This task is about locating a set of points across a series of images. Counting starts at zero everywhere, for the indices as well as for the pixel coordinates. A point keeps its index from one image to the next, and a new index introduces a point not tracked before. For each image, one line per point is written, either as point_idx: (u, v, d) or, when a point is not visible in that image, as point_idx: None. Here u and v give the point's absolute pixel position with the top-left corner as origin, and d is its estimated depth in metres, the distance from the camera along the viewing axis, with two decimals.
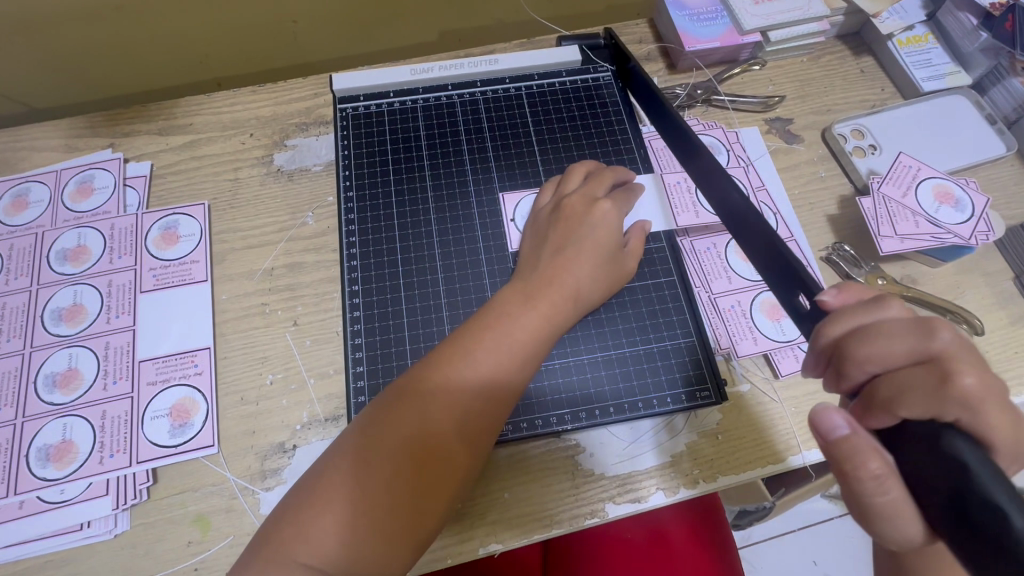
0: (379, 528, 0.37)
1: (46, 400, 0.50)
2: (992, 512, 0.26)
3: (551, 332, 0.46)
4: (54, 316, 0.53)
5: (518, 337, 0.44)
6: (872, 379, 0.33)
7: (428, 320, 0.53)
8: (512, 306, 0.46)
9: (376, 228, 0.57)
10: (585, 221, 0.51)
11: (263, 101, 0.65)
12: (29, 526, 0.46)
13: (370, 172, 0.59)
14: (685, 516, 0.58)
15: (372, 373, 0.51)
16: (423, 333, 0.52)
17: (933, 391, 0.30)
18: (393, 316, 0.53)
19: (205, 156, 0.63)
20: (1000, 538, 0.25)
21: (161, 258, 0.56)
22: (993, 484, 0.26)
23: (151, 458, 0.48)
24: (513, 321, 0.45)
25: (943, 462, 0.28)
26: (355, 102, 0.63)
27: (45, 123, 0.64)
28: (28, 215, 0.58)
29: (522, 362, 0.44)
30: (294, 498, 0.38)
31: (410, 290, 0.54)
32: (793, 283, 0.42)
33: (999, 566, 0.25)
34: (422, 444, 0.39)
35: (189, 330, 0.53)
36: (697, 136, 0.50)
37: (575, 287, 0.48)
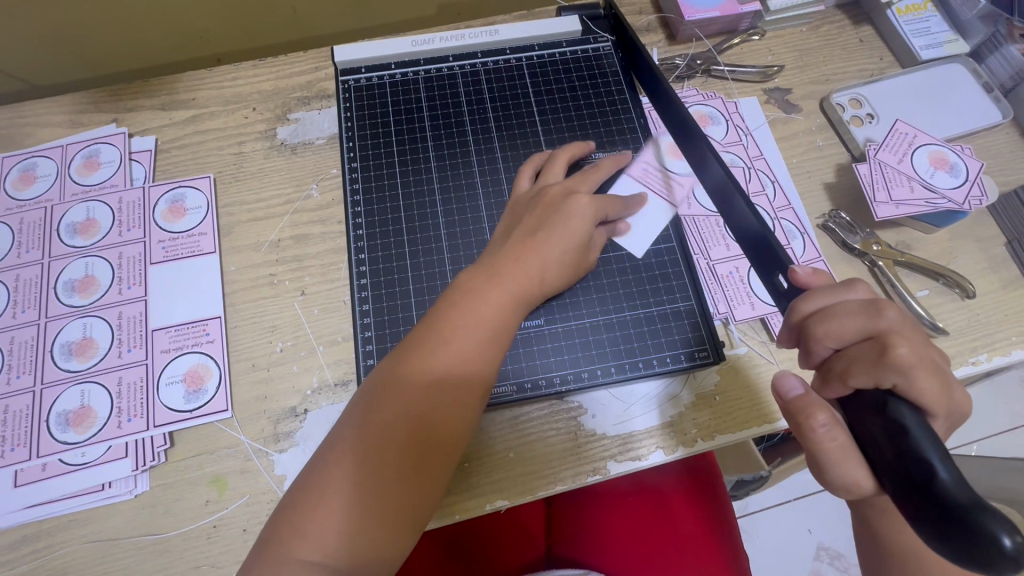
0: (376, 516, 0.39)
1: (63, 367, 0.51)
2: (924, 467, 0.29)
3: (516, 307, 0.47)
4: (68, 287, 0.54)
5: (485, 317, 0.45)
6: (826, 352, 0.36)
7: (434, 286, 0.54)
8: (476, 286, 0.46)
9: (380, 199, 0.58)
10: (560, 211, 0.50)
11: (264, 76, 0.65)
12: (52, 487, 0.47)
13: (374, 143, 0.60)
14: (684, 476, 0.60)
15: (381, 339, 0.52)
16: (429, 300, 0.54)
17: (871, 363, 0.33)
18: (399, 284, 0.54)
19: (208, 129, 0.63)
20: (930, 485, 0.28)
21: (169, 230, 0.57)
22: (928, 443, 0.30)
23: (168, 422, 0.50)
24: (481, 305, 0.45)
25: (888, 424, 0.32)
26: (357, 74, 0.63)
27: (49, 98, 0.64)
28: (36, 189, 0.58)
29: (492, 341, 0.45)
30: (294, 495, 0.40)
31: (415, 258, 0.55)
32: (776, 262, 0.43)
33: (927, 506, 0.28)
34: (404, 431, 0.41)
35: (199, 299, 0.55)
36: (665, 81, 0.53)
37: (542, 268, 0.48)
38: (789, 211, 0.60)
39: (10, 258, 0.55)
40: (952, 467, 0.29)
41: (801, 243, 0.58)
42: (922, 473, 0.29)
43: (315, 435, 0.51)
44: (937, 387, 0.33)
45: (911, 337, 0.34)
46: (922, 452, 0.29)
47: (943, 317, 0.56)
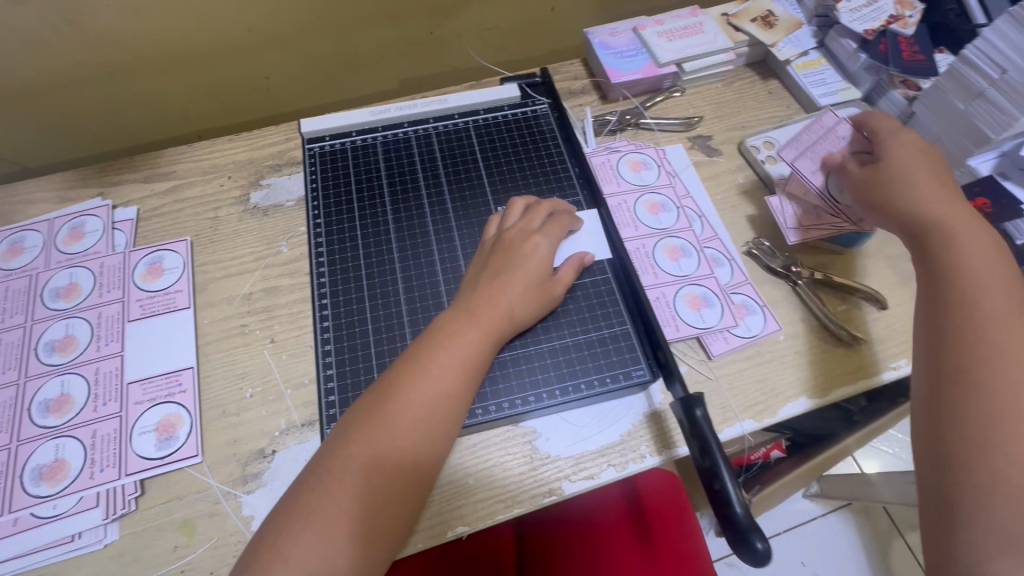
0: (355, 543, 0.42)
1: (39, 423, 0.54)
2: (728, 507, 0.42)
3: (491, 349, 0.52)
4: (48, 347, 0.58)
5: (466, 357, 0.50)
6: (892, 215, 0.53)
7: (391, 326, 0.58)
8: (459, 326, 0.51)
9: (343, 249, 0.63)
10: (519, 250, 0.57)
11: (240, 149, 0.73)
12: (23, 541, 0.49)
13: (337, 203, 0.66)
14: (659, 481, 0.69)
15: (342, 379, 0.56)
16: (386, 338, 0.58)
17: (920, 236, 0.50)
18: (360, 325, 0.59)
19: (187, 198, 0.69)
20: (729, 519, 0.42)
21: (147, 289, 0.62)
22: (734, 490, 0.43)
23: (140, 469, 0.52)
24: (459, 341, 0.50)
25: (706, 462, 0.45)
26: (323, 141, 0.70)
27: (40, 180, 0.70)
28: (24, 259, 0.63)
29: (469, 378, 0.50)
30: (276, 522, 0.42)
31: (374, 301, 0.60)
32: (655, 340, 0.55)
33: (727, 530, 0.42)
34: (396, 451, 0.45)
35: (175, 352, 0.58)
36: (586, 164, 0.67)
37: (510, 307, 0.54)
38: (714, 242, 0.66)
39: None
40: (745, 504, 0.42)
41: (728, 270, 0.64)
42: (728, 510, 0.42)
43: (282, 475, 0.53)
44: (988, 272, 0.46)
45: (967, 241, 0.48)
46: (728, 495, 0.42)
47: (861, 328, 0.61)
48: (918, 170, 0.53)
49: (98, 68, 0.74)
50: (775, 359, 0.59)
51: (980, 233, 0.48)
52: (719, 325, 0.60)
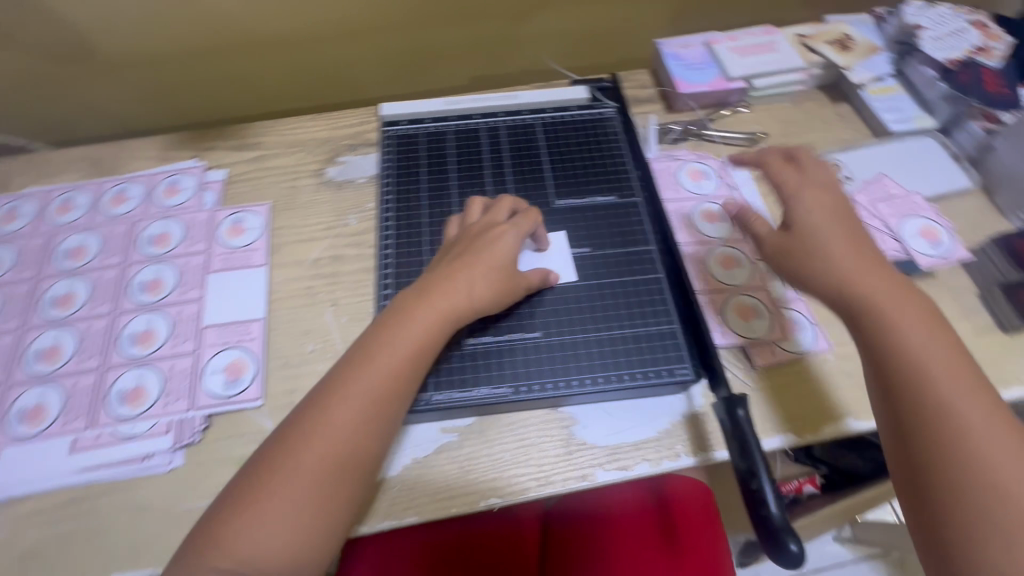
0: (295, 533, 0.45)
1: (126, 353, 0.59)
2: (762, 508, 0.42)
3: (437, 337, 0.52)
4: (139, 287, 0.64)
5: (400, 344, 0.51)
6: (808, 285, 0.53)
7: None
8: (410, 314, 0.52)
9: (409, 228, 0.66)
10: (484, 241, 0.56)
11: (321, 127, 0.79)
12: (103, 453, 0.54)
13: (406, 184, 0.68)
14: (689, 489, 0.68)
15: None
16: None
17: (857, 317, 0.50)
18: None
19: (270, 168, 0.75)
20: (762, 518, 0.42)
21: (228, 245, 0.67)
22: (770, 491, 0.43)
23: (208, 405, 0.57)
24: (403, 331, 0.52)
25: (746, 460, 0.45)
26: (398, 125, 0.72)
27: (145, 140, 0.78)
28: (126, 207, 0.70)
29: (410, 362, 0.51)
30: (223, 505, 0.46)
31: None
32: (702, 340, 0.56)
33: (759, 530, 0.42)
34: (328, 454, 0.47)
35: (248, 304, 0.63)
36: (644, 166, 0.67)
37: (468, 295, 0.54)
38: None
39: (98, 262, 0.66)
40: (781, 506, 0.42)
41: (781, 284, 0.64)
42: (764, 510, 0.42)
43: None
44: (946, 366, 0.46)
45: (908, 320, 0.48)
46: (765, 495, 0.43)
47: None
48: (828, 231, 0.54)
49: (204, 45, 0.81)
50: (822, 377, 0.58)
51: (914, 310, 0.49)
52: (765, 336, 0.60)
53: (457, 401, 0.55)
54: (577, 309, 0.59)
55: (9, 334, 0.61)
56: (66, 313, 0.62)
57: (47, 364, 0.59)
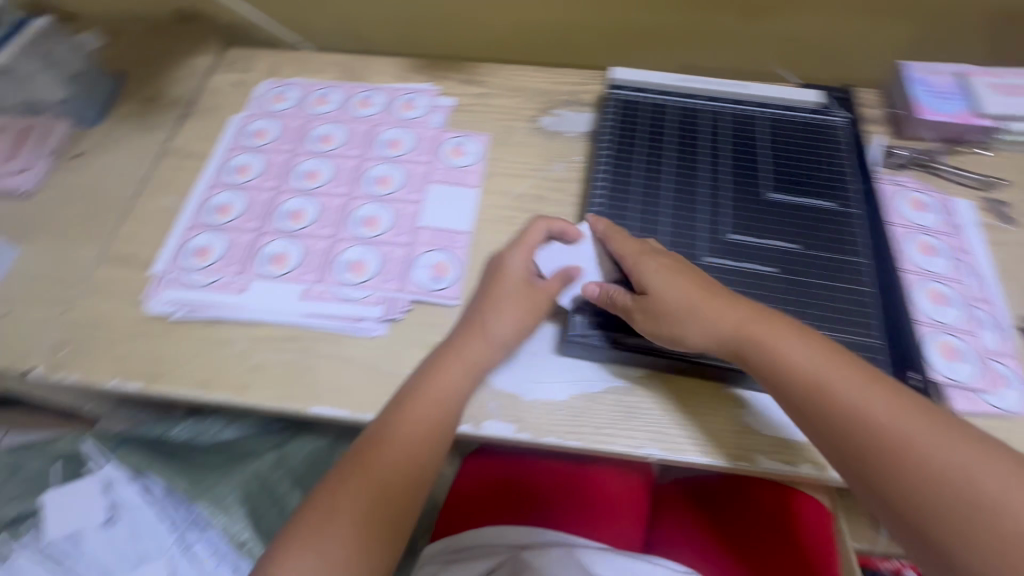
0: None
1: (355, 230, 0.68)
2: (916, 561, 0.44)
3: (468, 381, 0.56)
4: (372, 179, 0.72)
5: (434, 392, 0.55)
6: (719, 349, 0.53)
7: None
8: (429, 369, 0.57)
9: (619, 182, 0.67)
10: (506, 283, 0.60)
11: (542, 80, 0.84)
12: (325, 306, 0.63)
13: (625, 142, 0.70)
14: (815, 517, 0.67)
15: (597, 286, 0.60)
16: None
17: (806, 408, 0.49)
18: None
19: (491, 105, 0.82)
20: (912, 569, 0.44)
21: (449, 163, 0.74)
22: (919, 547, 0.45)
23: (414, 291, 0.64)
24: (420, 407, 0.54)
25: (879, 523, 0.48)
26: (623, 90, 0.74)
27: (390, 60, 0.88)
28: (370, 110, 0.79)
29: (440, 410, 0.55)
30: (281, 543, 0.50)
31: (636, 236, 0.63)
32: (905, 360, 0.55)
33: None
34: (375, 487, 0.52)
35: (459, 217, 0.70)
36: (869, 185, 0.66)
37: (494, 337, 0.58)
38: (986, 304, 0.62)
39: (341, 151, 0.75)
40: None
41: (993, 335, 0.60)
42: None
43: None
44: (833, 380, 0.48)
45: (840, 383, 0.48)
46: None
47: None
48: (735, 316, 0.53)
49: None
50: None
51: (784, 340, 0.51)
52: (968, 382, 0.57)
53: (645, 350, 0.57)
54: (777, 299, 0.59)
55: (267, 192, 0.72)
56: (312, 186, 0.72)
57: (293, 223, 0.69)
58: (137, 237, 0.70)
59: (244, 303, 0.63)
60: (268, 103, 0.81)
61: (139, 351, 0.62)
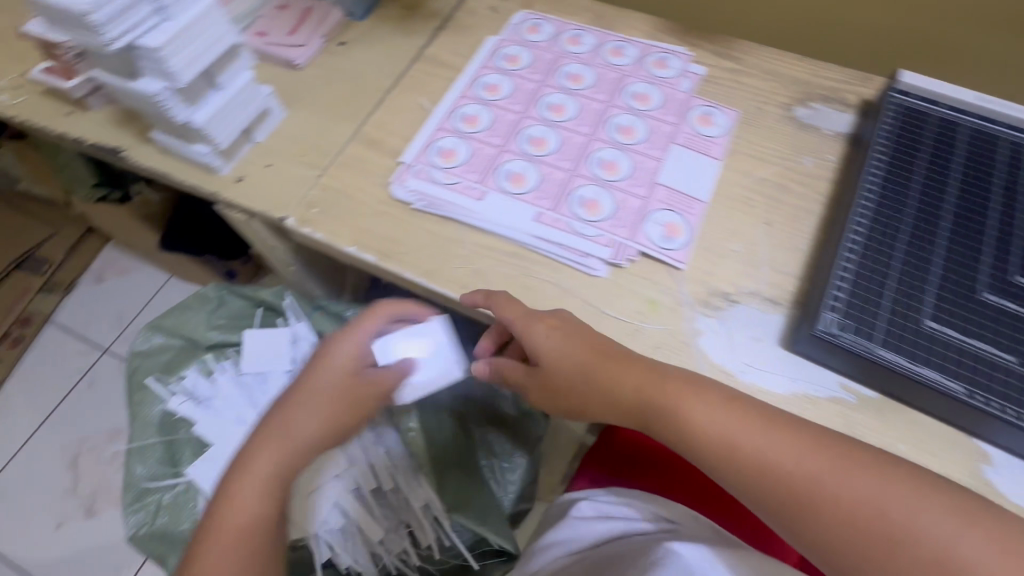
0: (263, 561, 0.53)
1: (593, 171, 0.68)
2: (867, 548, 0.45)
3: (587, 366, 0.54)
4: (616, 126, 0.72)
5: (358, 395, 0.60)
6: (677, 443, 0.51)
7: (915, 283, 0.56)
8: (529, 321, 0.56)
9: (894, 192, 0.61)
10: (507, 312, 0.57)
11: (803, 68, 0.78)
12: (554, 234, 0.64)
13: (903, 151, 0.64)
14: None
15: (855, 289, 0.56)
16: (907, 289, 0.55)
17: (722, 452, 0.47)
18: (884, 264, 0.57)
19: (743, 83, 0.78)
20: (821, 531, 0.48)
21: (695, 129, 0.72)
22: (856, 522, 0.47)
23: (643, 244, 0.63)
24: (325, 398, 0.60)
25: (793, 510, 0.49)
26: (908, 97, 0.68)
27: (643, 16, 0.86)
28: (621, 61, 0.79)
29: (336, 400, 0.60)
30: (209, 522, 0.54)
31: (907, 253, 0.57)
32: None
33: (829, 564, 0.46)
34: (288, 462, 0.57)
35: (697, 184, 0.68)
36: None
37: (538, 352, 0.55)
38: None
39: (588, 93, 0.75)
40: None
41: None
42: None
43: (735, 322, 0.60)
44: (742, 418, 0.48)
45: (699, 401, 0.49)
46: None
47: None
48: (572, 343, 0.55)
49: None
50: None
51: (637, 368, 0.53)
52: None
53: (902, 369, 0.52)
54: None
55: (514, 114, 0.73)
56: (558, 119, 0.72)
57: (535, 149, 0.70)
58: (388, 127, 0.75)
59: (480, 210, 0.66)
60: (522, 32, 0.83)
61: (377, 228, 0.67)
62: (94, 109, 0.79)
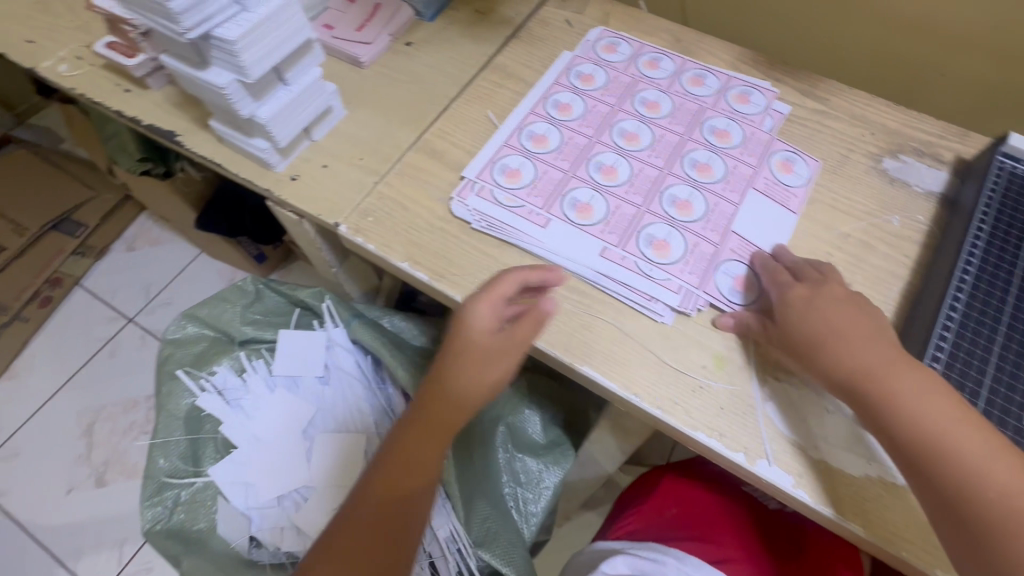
0: None
1: (664, 208, 0.64)
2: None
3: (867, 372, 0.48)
4: (692, 163, 0.68)
5: (838, 324, 0.51)
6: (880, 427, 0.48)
7: (1015, 374, 0.52)
8: (809, 291, 0.54)
9: (996, 270, 0.57)
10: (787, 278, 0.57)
11: (896, 116, 0.73)
12: (618, 272, 0.61)
13: (1008, 224, 0.59)
14: None
15: (946, 374, 0.52)
16: (1005, 380, 0.52)
17: (915, 453, 0.46)
18: (981, 349, 0.53)
19: (828, 126, 0.73)
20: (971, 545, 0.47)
21: (776, 175, 0.68)
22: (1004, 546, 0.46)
23: (712, 294, 0.59)
24: (847, 317, 0.52)
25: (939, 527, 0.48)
26: (1016, 163, 0.63)
27: (724, 44, 0.81)
28: (701, 91, 0.75)
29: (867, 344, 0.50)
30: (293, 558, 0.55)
31: (1007, 340, 0.53)
32: None
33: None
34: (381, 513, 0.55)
35: (774, 235, 0.64)
36: None
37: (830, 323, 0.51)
38: None
39: (664, 121, 0.72)
40: None
41: None
42: None
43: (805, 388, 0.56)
44: (928, 402, 0.46)
45: (909, 384, 0.47)
46: None
47: None
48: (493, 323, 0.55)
49: None
50: None
51: (881, 347, 0.49)
52: None
53: None
54: None
55: (584, 138, 0.70)
56: (632, 149, 0.69)
57: (604, 178, 0.67)
58: (451, 137, 0.71)
59: (542, 239, 0.63)
60: (598, 51, 0.79)
61: (433, 244, 0.64)
62: (152, 89, 0.77)
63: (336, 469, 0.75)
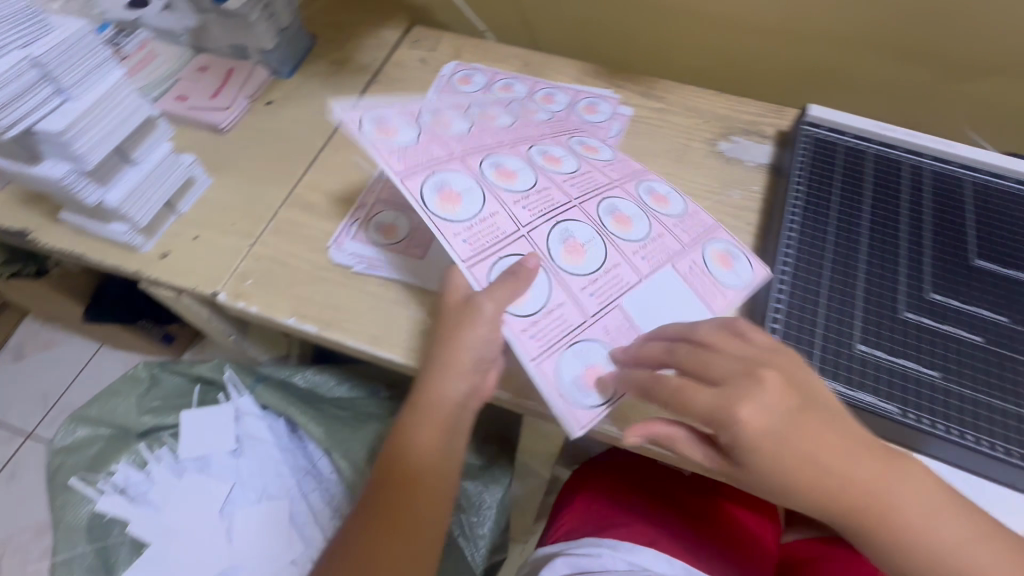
0: None
1: (576, 230, 0.62)
2: None
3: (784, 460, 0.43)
4: (617, 208, 0.64)
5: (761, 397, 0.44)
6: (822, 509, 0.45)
7: (843, 307, 0.59)
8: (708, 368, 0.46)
9: (815, 221, 0.65)
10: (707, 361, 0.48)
11: (722, 104, 0.82)
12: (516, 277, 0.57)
13: (819, 181, 0.68)
14: None
15: (787, 318, 0.58)
16: (836, 314, 0.59)
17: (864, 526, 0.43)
18: (812, 292, 0.60)
19: (668, 121, 0.81)
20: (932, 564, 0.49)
21: (712, 269, 0.62)
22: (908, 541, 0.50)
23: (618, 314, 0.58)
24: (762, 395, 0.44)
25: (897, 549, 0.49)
26: (818, 129, 0.73)
27: (568, 62, 0.88)
28: (553, 108, 0.81)
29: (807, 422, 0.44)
30: None
31: (833, 280, 0.61)
32: None
33: None
34: None
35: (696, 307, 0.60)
36: None
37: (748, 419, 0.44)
38: None
39: (600, 163, 0.69)
40: None
41: None
42: None
43: None
44: (857, 469, 0.43)
45: (841, 462, 0.43)
46: None
47: None
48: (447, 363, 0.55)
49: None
50: None
51: (812, 422, 0.44)
52: None
53: (841, 394, 0.54)
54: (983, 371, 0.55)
55: (502, 144, 0.67)
56: (549, 168, 0.66)
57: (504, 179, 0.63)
58: (322, 188, 0.73)
59: (423, 270, 0.65)
60: (454, 84, 0.83)
61: (317, 295, 0.65)
62: None
63: (258, 540, 0.73)
